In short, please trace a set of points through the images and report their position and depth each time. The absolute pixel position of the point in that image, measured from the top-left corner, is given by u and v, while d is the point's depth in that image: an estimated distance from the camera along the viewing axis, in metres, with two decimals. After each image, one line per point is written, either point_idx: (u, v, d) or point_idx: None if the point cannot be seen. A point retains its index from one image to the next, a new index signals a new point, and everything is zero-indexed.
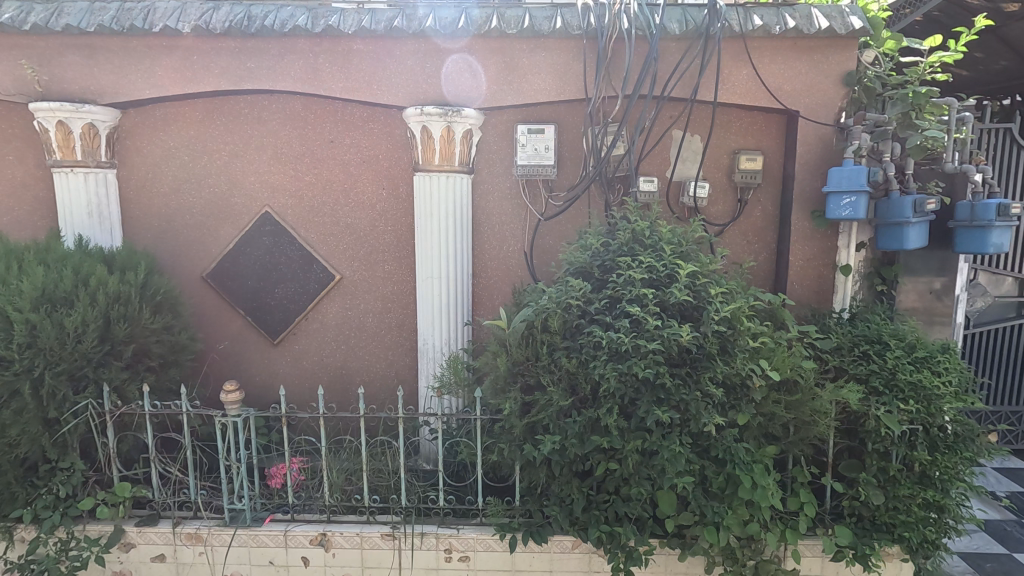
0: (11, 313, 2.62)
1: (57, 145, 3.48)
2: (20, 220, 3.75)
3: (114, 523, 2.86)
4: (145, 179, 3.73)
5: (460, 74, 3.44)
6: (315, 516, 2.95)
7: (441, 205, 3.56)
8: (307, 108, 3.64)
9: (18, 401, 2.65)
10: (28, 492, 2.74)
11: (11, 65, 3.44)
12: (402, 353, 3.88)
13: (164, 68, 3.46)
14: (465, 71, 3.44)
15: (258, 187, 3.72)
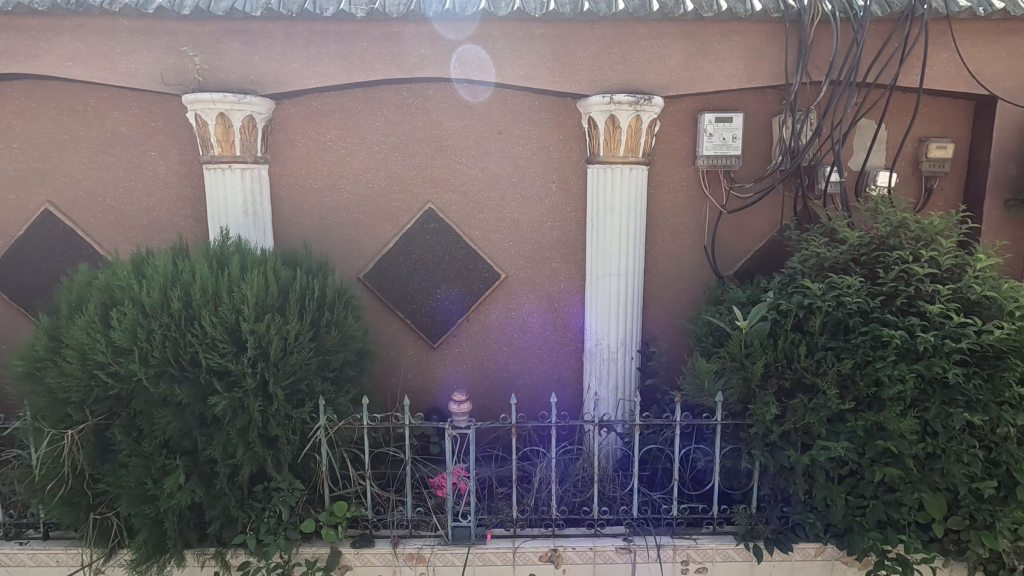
0: (239, 324, 2.41)
1: (215, 139, 3.23)
2: (163, 219, 3.52)
3: (329, 545, 2.67)
4: (297, 175, 3.49)
5: (610, 67, 3.24)
6: (537, 530, 2.78)
7: (621, 201, 3.36)
8: (474, 98, 3.43)
9: (244, 419, 2.45)
10: (246, 516, 2.55)
11: (165, 53, 3.19)
12: (566, 354, 3.72)
13: (330, 56, 3.22)
14: (618, 69, 3.24)
15: (420, 182, 3.51)
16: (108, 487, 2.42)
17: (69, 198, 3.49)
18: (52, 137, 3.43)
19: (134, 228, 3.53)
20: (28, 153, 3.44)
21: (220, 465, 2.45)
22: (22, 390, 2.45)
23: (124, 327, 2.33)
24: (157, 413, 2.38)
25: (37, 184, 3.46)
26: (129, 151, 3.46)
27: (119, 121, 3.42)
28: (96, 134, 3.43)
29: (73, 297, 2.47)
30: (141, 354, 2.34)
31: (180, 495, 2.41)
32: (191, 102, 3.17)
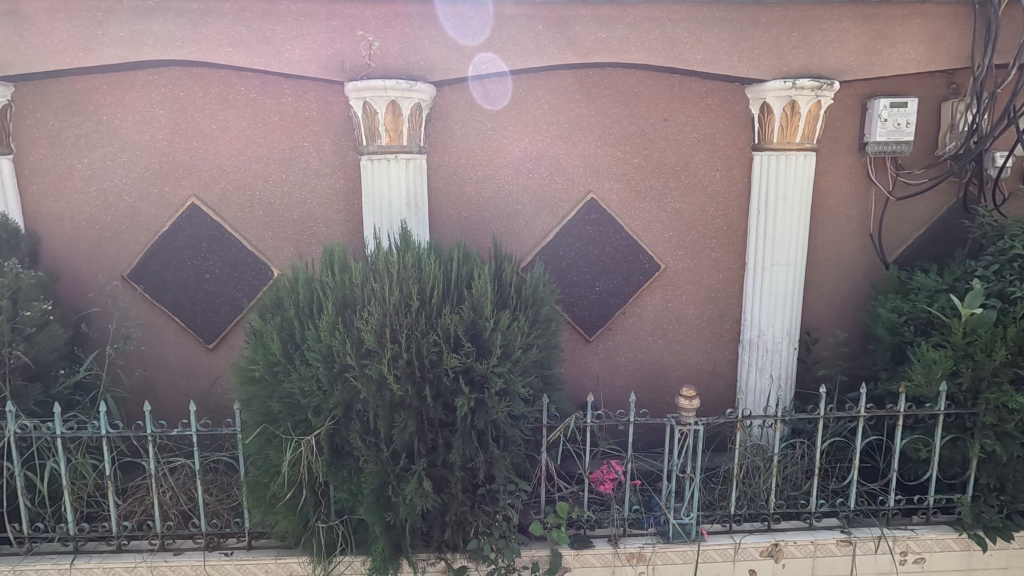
0: (481, 322, 2.31)
1: (384, 129, 3.09)
2: (314, 212, 3.38)
3: (549, 547, 2.59)
4: (456, 165, 3.36)
5: (790, 51, 3.15)
6: (751, 525, 2.73)
7: (794, 190, 3.30)
8: (640, 84, 3.33)
9: (484, 420, 2.34)
10: (475, 522, 2.43)
11: (331, 38, 3.03)
12: (721, 344, 3.67)
13: (504, 40, 3.08)
14: (798, 53, 3.15)
15: (582, 171, 3.41)
16: (341, 495, 2.30)
17: (216, 192, 3.33)
18: (199, 127, 3.26)
19: (283, 222, 3.38)
20: (174, 145, 3.27)
21: (458, 468, 2.35)
22: (248, 395, 2.35)
23: (370, 327, 2.24)
24: (398, 417, 2.28)
25: (183, 177, 3.30)
26: (281, 142, 3.30)
27: (270, 109, 3.26)
28: (246, 124, 3.27)
29: (296, 295, 2.35)
30: (385, 355, 2.26)
31: (417, 501, 2.31)
32: (360, 90, 3.02)
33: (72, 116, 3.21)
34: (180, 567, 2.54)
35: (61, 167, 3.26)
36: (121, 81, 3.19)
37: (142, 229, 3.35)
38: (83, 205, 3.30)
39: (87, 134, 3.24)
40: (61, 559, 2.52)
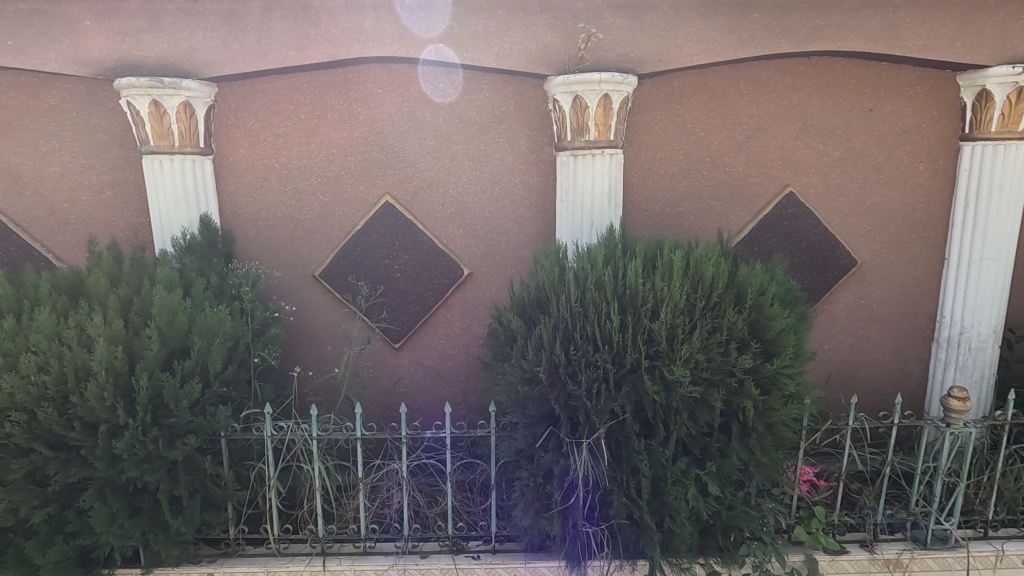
0: (765, 323, 2.22)
1: (594, 123, 3.01)
2: (506, 211, 3.32)
3: (803, 552, 2.48)
4: (651, 159, 3.26)
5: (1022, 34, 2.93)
6: (1006, 531, 2.63)
7: (1014, 180, 3.06)
8: (846, 73, 3.21)
9: (762, 423, 2.23)
10: (743, 528, 2.32)
11: (543, 31, 2.95)
12: (916, 344, 3.51)
13: (718, 30, 2.97)
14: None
15: (781, 165, 3.29)
16: (618, 498, 2.24)
17: (409, 190, 3.29)
18: (395, 125, 3.21)
19: (474, 221, 3.33)
20: (370, 143, 3.23)
21: (733, 472, 2.26)
22: (516, 395, 2.31)
23: (653, 325, 2.18)
24: (677, 419, 2.20)
25: (377, 175, 3.27)
26: (476, 139, 3.24)
27: (467, 106, 3.20)
28: (442, 121, 3.22)
29: (565, 293, 2.29)
30: (667, 353, 2.17)
31: (692, 503, 2.22)
32: (573, 83, 2.93)
33: (272, 116, 3.18)
34: (430, 570, 2.49)
35: (258, 167, 3.24)
36: (322, 79, 3.15)
37: (334, 229, 3.32)
38: (278, 204, 3.28)
39: (284, 134, 3.21)
40: (311, 561, 2.49)
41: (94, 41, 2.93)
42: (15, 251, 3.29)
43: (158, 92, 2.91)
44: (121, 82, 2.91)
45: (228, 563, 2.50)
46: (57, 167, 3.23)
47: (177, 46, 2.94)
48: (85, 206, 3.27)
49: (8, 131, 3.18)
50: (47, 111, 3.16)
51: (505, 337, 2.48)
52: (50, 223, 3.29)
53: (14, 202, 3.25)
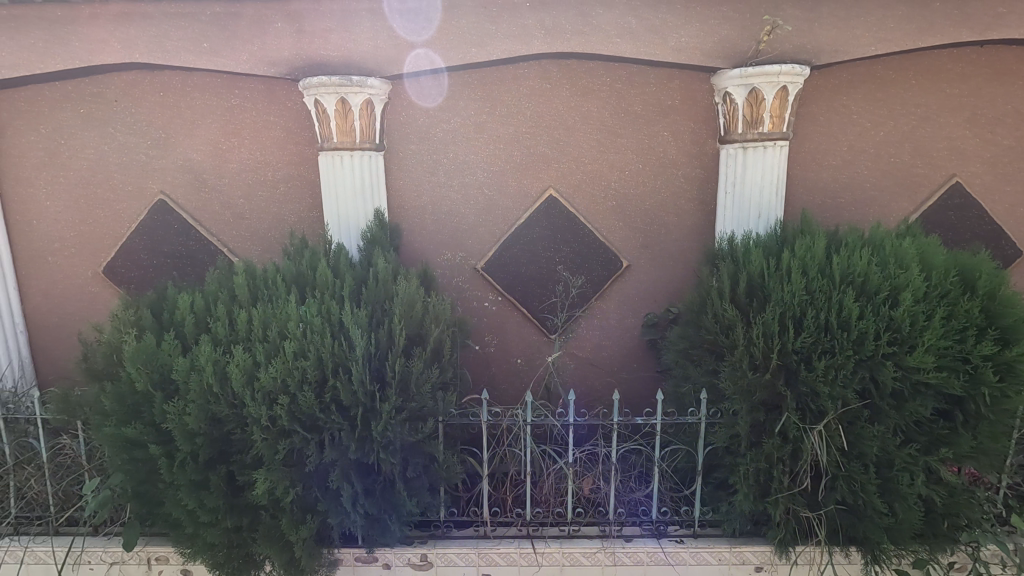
0: (1003, 310, 2.20)
1: (769, 115, 3.01)
2: (667, 203, 3.35)
3: (1015, 541, 2.47)
4: (816, 150, 3.26)
5: None
6: None
7: None
8: (1018, 61, 3.17)
9: (999, 411, 2.18)
10: (964, 516, 2.31)
11: (720, 24, 2.97)
12: None
13: (899, 19, 2.94)
14: None
15: (948, 154, 3.27)
16: (843, 482, 2.29)
17: (572, 183, 3.34)
18: (560, 119, 3.27)
19: (634, 213, 3.37)
20: (535, 137, 3.29)
21: (962, 459, 2.23)
22: (739, 382, 2.36)
23: (894, 312, 2.16)
24: (911, 406, 2.19)
25: (542, 169, 3.33)
26: (640, 132, 3.28)
27: (633, 99, 3.23)
28: (608, 115, 3.26)
29: (791, 281, 2.31)
30: (909, 341, 2.15)
31: (921, 490, 2.22)
32: (751, 76, 2.95)
33: (442, 111, 3.27)
34: (637, 553, 2.55)
35: (427, 162, 3.33)
36: (492, 76, 3.22)
37: (497, 222, 3.38)
38: (444, 199, 3.36)
39: (453, 129, 3.29)
40: (521, 543, 2.57)
41: (284, 41, 3.04)
42: (192, 245, 3.43)
43: (346, 90, 3.01)
44: (309, 81, 3.00)
45: (441, 544, 2.60)
46: (235, 164, 3.35)
47: (362, 45, 3.03)
48: (259, 201, 3.39)
49: (190, 130, 3.32)
50: (228, 110, 3.29)
51: (716, 324, 2.51)
52: (225, 218, 3.41)
53: (193, 197, 3.39)
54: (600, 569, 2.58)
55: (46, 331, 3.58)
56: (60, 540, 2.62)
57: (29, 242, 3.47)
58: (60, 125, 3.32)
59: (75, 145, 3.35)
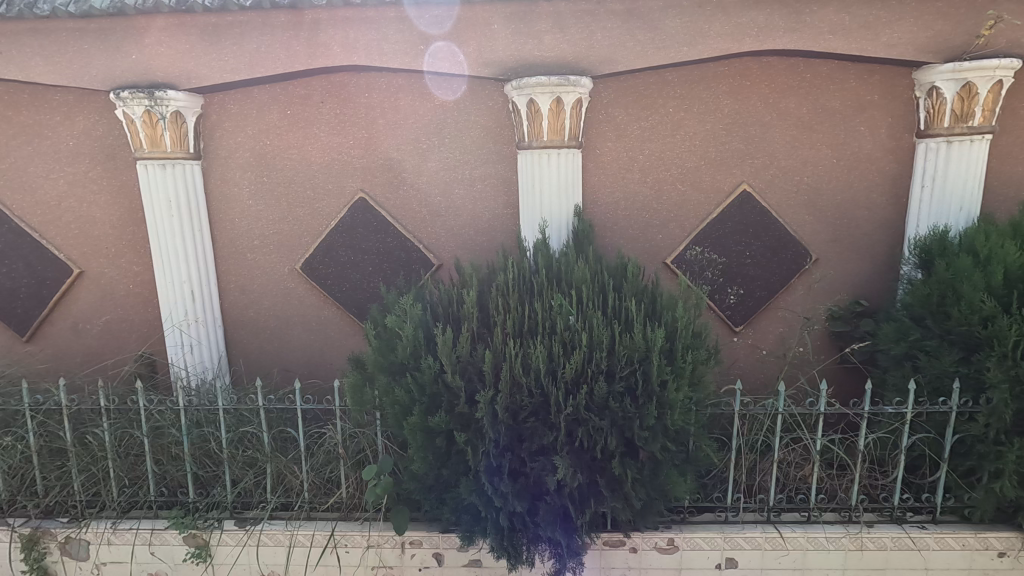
0: None
1: (980, 108, 3.01)
2: (858, 197, 3.39)
3: None
4: (1013, 143, 3.29)
5: None
6: None
7: None
8: None
9: None
10: None
11: (935, 19, 3.00)
12: None
13: None
14: None
15: None
16: None
17: (766, 179, 3.39)
18: (757, 116, 3.33)
19: (826, 208, 3.41)
20: (731, 134, 3.35)
21: None
22: (1007, 371, 2.41)
23: None
24: None
25: (736, 165, 3.38)
26: (835, 128, 3.33)
27: (832, 95, 3.28)
28: (806, 111, 3.31)
29: None
30: None
31: None
32: (966, 69, 2.95)
33: (641, 109, 3.34)
34: (881, 539, 2.62)
35: (624, 159, 3.39)
36: (692, 73, 3.28)
37: (689, 217, 3.44)
38: (637, 194, 3.43)
39: (650, 126, 3.37)
40: (766, 528, 2.67)
41: (499, 43, 3.12)
42: (390, 242, 3.53)
43: (561, 90, 3.07)
44: (525, 81, 3.07)
45: (687, 529, 2.70)
46: (434, 162, 3.45)
47: (576, 46, 3.11)
48: (455, 199, 3.48)
49: (392, 130, 3.42)
50: (430, 110, 3.39)
51: (969, 315, 2.54)
52: (422, 215, 3.50)
53: (392, 195, 3.49)
54: (843, 554, 2.64)
55: (241, 326, 3.71)
56: (319, 524, 2.75)
57: (230, 240, 3.59)
58: (267, 126, 3.44)
59: (280, 146, 3.46)
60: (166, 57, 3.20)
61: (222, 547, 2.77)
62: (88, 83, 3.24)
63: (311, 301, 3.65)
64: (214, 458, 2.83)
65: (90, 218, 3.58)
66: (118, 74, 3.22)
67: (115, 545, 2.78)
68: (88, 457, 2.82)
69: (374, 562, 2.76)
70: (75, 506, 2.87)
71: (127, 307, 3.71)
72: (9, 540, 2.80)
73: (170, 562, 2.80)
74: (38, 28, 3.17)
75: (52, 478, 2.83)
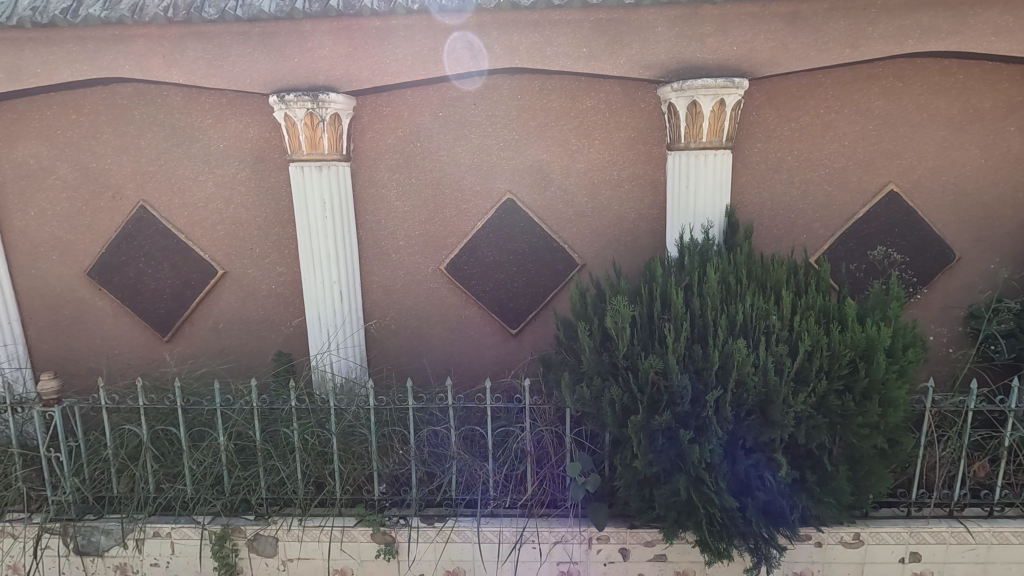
0: None
1: None
2: (1004, 197, 3.43)
3: None
4: None
5: None
6: None
7: None
8: None
9: None
10: None
11: None
12: None
13: None
14: None
15: None
16: None
17: (912, 179, 3.43)
18: (907, 117, 3.37)
19: (970, 207, 3.46)
20: (880, 134, 3.39)
21: None
22: None
23: None
24: None
25: (884, 165, 3.42)
26: (985, 128, 3.36)
27: (983, 96, 3.32)
28: (956, 112, 3.35)
29: None
30: None
31: None
32: None
33: (792, 110, 3.37)
34: None
35: (772, 160, 3.43)
36: (845, 75, 3.32)
37: (834, 216, 3.48)
38: (784, 194, 3.46)
39: (800, 127, 3.40)
40: (951, 523, 2.72)
41: (661, 45, 3.15)
42: (535, 242, 3.57)
43: (725, 92, 3.09)
44: (688, 84, 3.10)
45: (874, 524, 2.75)
46: (582, 163, 3.49)
47: (739, 48, 3.13)
48: (602, 200, 3.52)
49: (542, 132, 3.46)
50: (582, 112, 3.43)
51: None
52: (568, 216, 3.54)
53: (539, 196, 3.53)
54: None
55: (382, 326, 3.74)
56: (507, 521, 2.80)
57: (375, 241, 3.63)
58: (418, 128, 3.48)
59: (429, 147, 3.50)
60: (328, 61, 3.23)
61: (409, 544, 2.81)
62: (249, 86, 3.28)
63: (453, 300, 3.69)
64: (398, 458, 2.87)
65: (235, 220, 3.62)
66: (279, 78, 3.26)
67: (304, 541, 2.83)
68: (277, 455, 2.86)
69: (561, 557, 2.81)
70: (259, 504, 2.91)
71: (267, 307, 3.74)
72: (199, 537, 2.84)
73: (357, 558, 2.85)
74: (202, 32, 3.20)
75: (240, 477, 2.87)
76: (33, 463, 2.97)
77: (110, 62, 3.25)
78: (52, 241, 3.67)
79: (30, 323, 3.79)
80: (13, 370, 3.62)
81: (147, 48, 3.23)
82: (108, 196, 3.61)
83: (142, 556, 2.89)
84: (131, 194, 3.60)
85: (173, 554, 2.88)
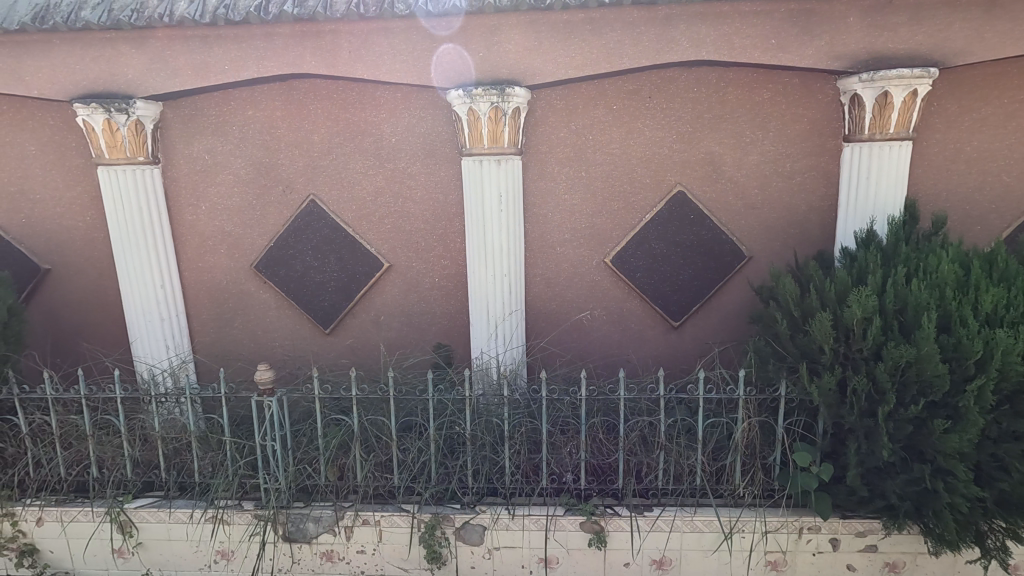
0: None
1: None
2: None
3: None
4: None
5: None
6: None
7: None
8: None
9: None
10: None
11: None
12: None
13: None
14: None
15: None
16: None
17: None
18: None
19: None
20: None
21: None
22: None
23: None
24: None
25: None
26: None
27: None
28: None
29: None
30: None
31: None
32: None
33: (974, 101, 3.33)
34: None
35: (950, 151, 3.40)
36: None
37: (1011, 207, 3.44)
38: (961, 185, 3.44)
39: (982, 118, 3.36)
40: None
41: (854, 35, 3.11)
42: (705, 234, 3.57)
43: (919, 83, 3.02)
44: (880, 74, 3.05)
45: None
46: (754, 156, 3.48)
47: (932, 38, 3.06)
48: (773, 191, 3.52)
49: (715, 124, 3.46)
50: (757, 104, 3.42)
51: None
52: (738, 208, 3.55)
53: (709, 189, 3.54)
54: None
55: (544, 319, 3.76)
56: (717, 511, 2.81)
57: (540, 234, 3.64)
58: (590, 121, 3.50)
59: (600, 141, 3.52)
60: (512, 55, 3.23)
61: (618, 533, 2.83)
62: (432, 81, 3.30)
63: (616, 293, 3.71)
64: (605, 447, 2.93)
65: (403, 214, 3.65)
66: (462, 72, 3.27)
67: (511, 530, 2.84)
68: (487, 443, 2.94)
69: (770, 547, 2.81)
70: (462, 493, 2.95)
71: (429, 300, 3.78)
72: (409, 525, 2.87)
73: (565, 547, 2.86)
74: (387, 28, 3.21)
75: (451, 465, 2.94)
76: (241, 452, 3.05)
77: (295, 59, 3.28)
78: (221, 235, 3.74)
79: (196, 316, 3.87)
80: (185, 362, 3.71)
81: (332, 43, 3.25)
82: (279, 190, 3.67)
83: (350, 543, 2.94)
84: (301, 188, 3.66)
85: (380, 542, 2.92)
